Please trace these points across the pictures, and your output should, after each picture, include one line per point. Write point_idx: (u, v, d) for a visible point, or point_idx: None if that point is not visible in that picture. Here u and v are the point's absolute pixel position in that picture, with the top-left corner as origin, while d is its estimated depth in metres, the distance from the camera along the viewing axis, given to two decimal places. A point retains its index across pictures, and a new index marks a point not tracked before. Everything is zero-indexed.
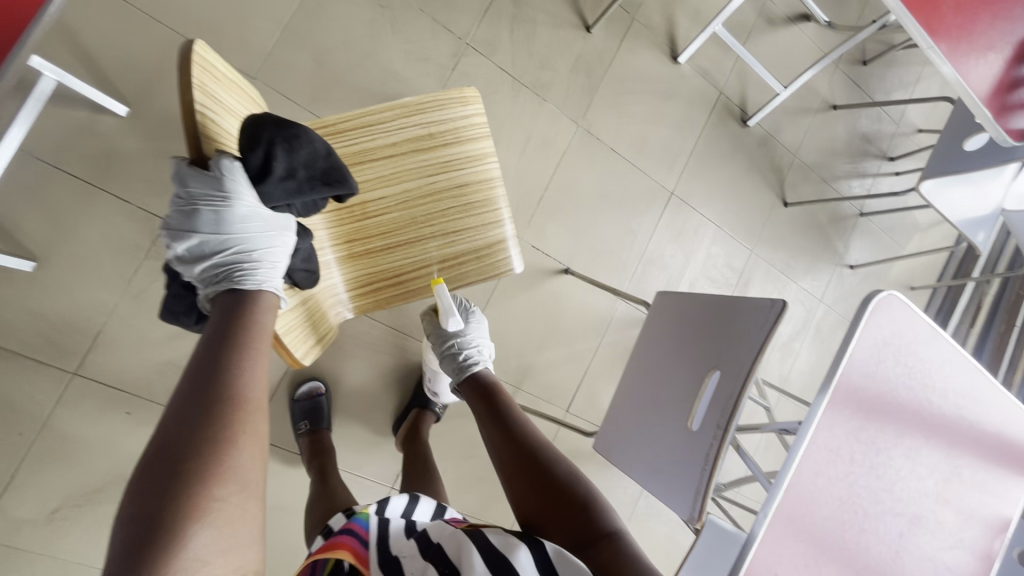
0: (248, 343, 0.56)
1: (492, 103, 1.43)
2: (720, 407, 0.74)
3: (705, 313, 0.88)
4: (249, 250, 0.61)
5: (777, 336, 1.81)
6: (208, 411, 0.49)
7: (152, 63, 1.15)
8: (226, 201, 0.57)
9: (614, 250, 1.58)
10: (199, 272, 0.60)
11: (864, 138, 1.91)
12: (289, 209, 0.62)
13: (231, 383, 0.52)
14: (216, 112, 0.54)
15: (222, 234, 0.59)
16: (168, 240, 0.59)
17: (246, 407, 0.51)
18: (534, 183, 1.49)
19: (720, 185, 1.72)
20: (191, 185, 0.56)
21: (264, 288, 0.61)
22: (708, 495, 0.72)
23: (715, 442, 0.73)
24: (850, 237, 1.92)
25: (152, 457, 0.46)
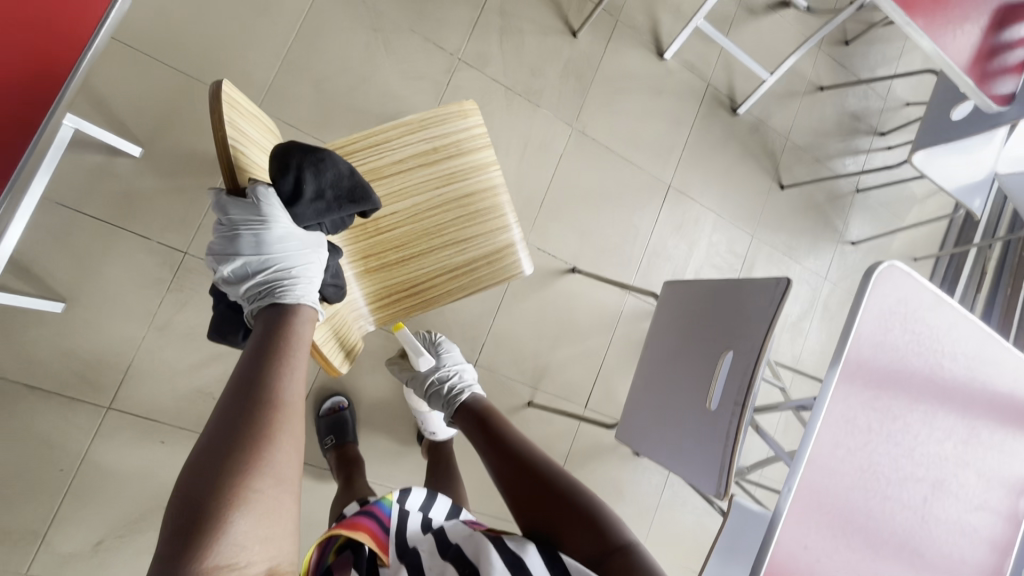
0: (287, 351, 0.60)
1: (487, 114, 1.47)
2: (737, 384, 0.77)
3: (713, 298, 0.91)
4: (287, 269, 0.64)
5: (785, 317, 1.83)
6: (252, 410, 0.53)
7: (160, 105, 1.20)
8: (263, 225, 0.60)
9: (618, 246, 1.61)
10: (244, 291, 0.64)
11: (854, 116, 1.94)
12: (320, 227, 0.66)
13: (271, 386, 0.55)
14: (242, 144, 0.57)
15: (262, 255, 0.62)
16: (214, 264, 0.63)
17: (284, 409, 0.54)
18: (534, 187, 1.52)
19: (716, 174, 1.75)
20: (231, 212, 0.60)
21: (303, 302, 0.65)
22: (732, 470, 0.74)
23: (734, 419, 0.76)
24: (849, 214, 1.94)
25: (199, 448, 0.50)
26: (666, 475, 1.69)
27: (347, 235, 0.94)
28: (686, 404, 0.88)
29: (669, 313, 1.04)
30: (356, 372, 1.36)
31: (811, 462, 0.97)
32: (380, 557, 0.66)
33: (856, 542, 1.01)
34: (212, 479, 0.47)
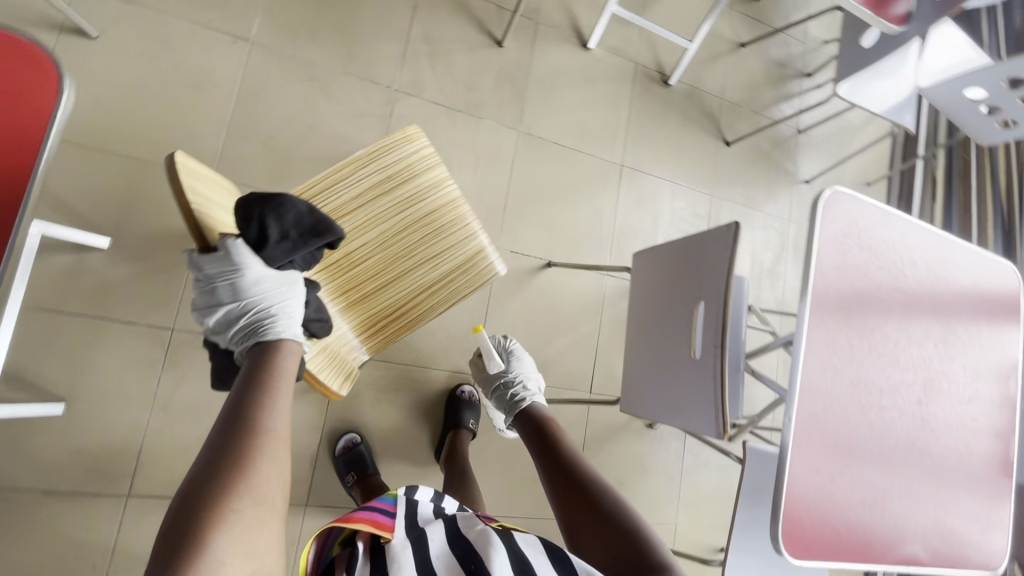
0: (273, 384, 0.63)
1: (434, 135, 1.52)
2: (713, 329, 0.82)
3: (677, 257, 0.96)
4: (266, 310, 0.68)
5: (760, 265, 1.90)
6: (237, 436, 0.56)
7: (119, 194, 1.23)
8: (237, 273, 0.65)
9: (586, 232, 1.67)
10: (231, 336, 0.68)
11: (779, 64, 2.03)
12: (292, 265, 0.71)
13: (256, 415, 0.59)
14: (206, 206, 0.62)
15: (241, 301, 0.67)
16: (200, 317, 0.67)
17: (267, 436, 0.57)
18: (495, 194, 1.58)
19: (663, 145, 1.82)
20: (205, 267, 0.65)
21: (286, 337, 0.68)
22: (726, 409, 0.79)
23: (718, 361, 0.80)
24: (797, 155, 2.03)
25: (188, 475, 0.53)
26: (683, 439, 1.73)
27: (324, 274, 0.99)
28: (674, 360, 0.93)
29: (643, 284, 1.09)
30: (362, 407, 1.39)
31: (806, 388, 1.02)
32: (384, 537, 0.69)
33: (862, 453, 1.06)
34: (198, 503, 0.50)
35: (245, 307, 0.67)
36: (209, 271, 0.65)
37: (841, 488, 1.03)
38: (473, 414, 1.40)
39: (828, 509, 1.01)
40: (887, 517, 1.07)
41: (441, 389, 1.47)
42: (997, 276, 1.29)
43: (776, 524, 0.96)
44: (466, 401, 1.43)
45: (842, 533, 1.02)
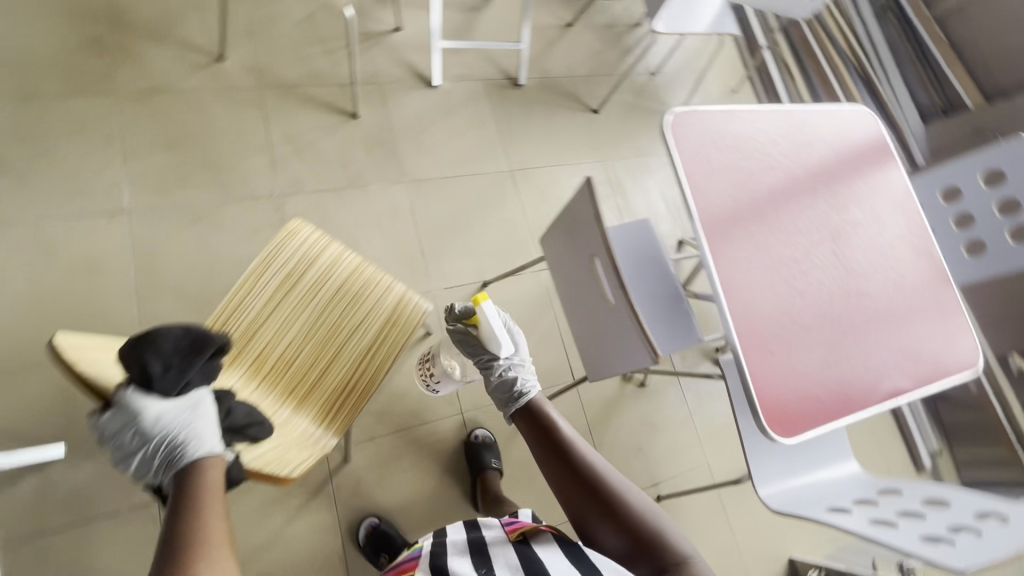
0: (202, 497, 0.67)
1: (330, 218, 1.59)
2: (612, 273, 0.89)
3: (566, 230, 1.04)
4: (178, 436, 0.72)
5: (672, 200, 2.01)
6: (177, 549, 0.60)
7: (58, 398, 1.25)
8: (139, 415, 0.72)
9: (505, 241, 1.75)
10: (155, 473, 0.72)
11: (608, 27, 2.20)
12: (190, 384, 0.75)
13: (194, 526, 0.63)
14: (83, 364, 0.70)
15: (153, 438, 0.72)
16: (126, 469, 0.73)
17: (206, 543, 0.61)
18: (408, 244, 1.65)
19: (540, 136, 1.93)
20: (112, 423, 0.72)
21: (203, 453, 0.72)
22: (649, 336, 0.84)
23: (627, 299, 0.87)
24: (660, 94, 2.17)
25: None
26: (677, 383, 1.79)
27: (265, 384, 1.02)
28: (601, 315, 0.99)
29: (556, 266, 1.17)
30: (369, 489, 1.40)
31: (726, 287, 1.10)
32: None
33: (802, 319, 1.13)
34: None
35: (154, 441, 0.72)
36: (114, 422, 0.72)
37: (797, 358, 1.09)
38: (493, 454, 1.47)
39: (798, 381, 1.07)
40: (853, 364, 1.14)
41: (436, 438, 1.50)
42: (857, 120, 1.40)
43: (757, 415, 1.02)
44: (482, 444, 1.49)
45: (818, 395, 1.08)
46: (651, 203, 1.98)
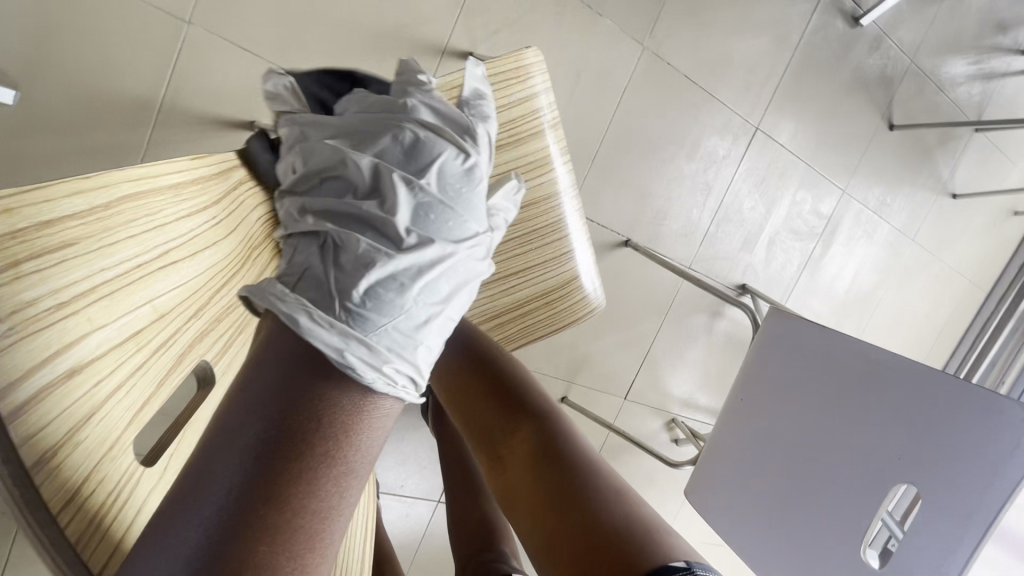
0: (290, 524, 0.31)
1: (528, 28, 1.01)
2: (325, 294, 0.34)
3: (866, 404, 0.67)
4: (385, 290, 0.35)
5: (858, 287, 1.58)
6: (271, 524, 0.30)
7: (26, 20, 0.75)
8: (419, 142, 0.40)
9: (683, 208, 1.27)
10: (360, 319, 0.34)
11: (997, 27, 1.50)
12: (330, 179, 0.39)
13: (308, 503, 0.31)
14: (32, 224, 0.26)
15: (363, 184, 0.38)
16: (321, 279, 0.34)
17: (297, 527, 0.31)
18: (589, 129, 1.12)
19: (818, 111, 1.34)
20: (335, 283, 0.34)
21: (387, 369, 0.34)
22: (370, 344, 0.33)
23: (381, 341, 0.34)
24: (958, 159, 1.60)
25: (217, 497, 0.29)
26: None
27: None
28: (836, 544, 0.66)
29: (773, 379, 0.76)
30: None
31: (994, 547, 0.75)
32: None
33: None
34: (248, 504, 0.30)
35: (383, 344, 0.34)
36: (42, 436, 0.25)
37: None
38: None
39: None
40: None
41: None
42: None
43: None
44: None
45: None
46: (840, 273, 1.53)
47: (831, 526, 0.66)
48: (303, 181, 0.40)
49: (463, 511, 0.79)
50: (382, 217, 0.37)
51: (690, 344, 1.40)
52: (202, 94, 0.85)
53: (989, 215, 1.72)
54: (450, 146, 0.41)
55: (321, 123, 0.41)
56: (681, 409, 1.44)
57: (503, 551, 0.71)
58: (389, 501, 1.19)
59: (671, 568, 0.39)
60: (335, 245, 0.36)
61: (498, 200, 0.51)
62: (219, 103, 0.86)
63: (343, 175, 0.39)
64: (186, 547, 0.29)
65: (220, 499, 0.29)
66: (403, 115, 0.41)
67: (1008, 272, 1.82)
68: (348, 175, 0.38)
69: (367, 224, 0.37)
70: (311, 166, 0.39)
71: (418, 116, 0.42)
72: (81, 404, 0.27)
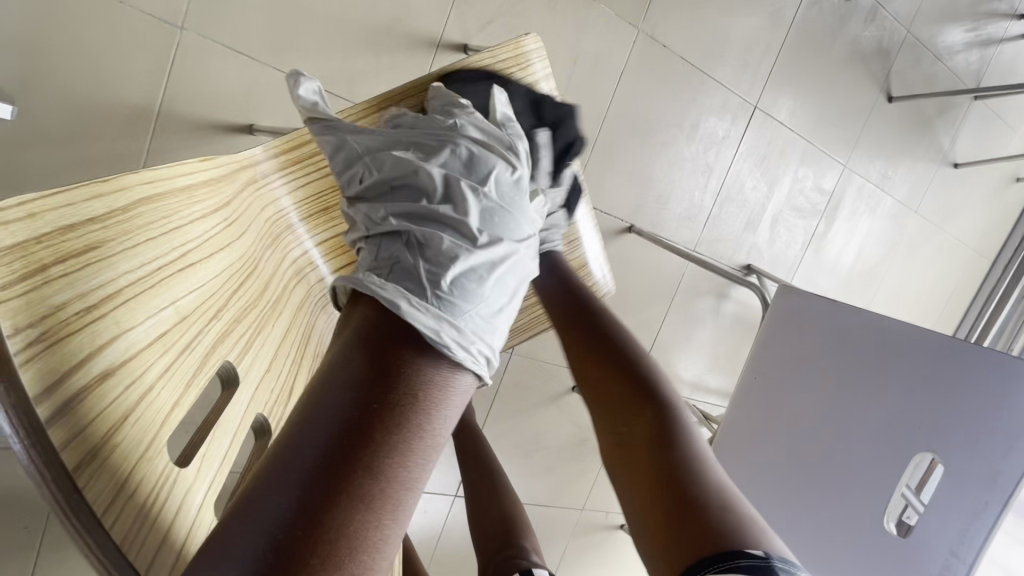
0: (380, 488, 0.29)
1: (522, 16, 1.01)
2: (411, 287, 0.35)
3: (888, 378, 0.67)
4: (469, 281, 0.37)
5: (863, 262, 1.58)
6: (358, 485, 0.29)
7: (19, 33, 0.74)
8: (480, 152, 0.43)
9: (685, 191, 1.26)
10: (451, 309, 0.36)
11: None
12: (401, 186, 0.40)
13: (394, 469, 0.30)
14: (58, 228, 0.27)
15: (435, 186, 0.40)
16: (409, 275, 0.36)
17: (385, 493, 0.29)
18: (587, 116, 1.11)
19: (816, 87, 1.33)
20: (425, 274, 0.36)
21: (476, 353, 0.35)
22: (462, 329, 0.35)
23: (470, 328, 0.36)
24: (959, 127, 1.59)
25: (306, 454, 0.29)
26: None
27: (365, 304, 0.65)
28: (868, 519, 0.65)
29: (780, 362, 0.75)
30: None
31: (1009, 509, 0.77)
32: None
33: None
34: (342, 461, 0.29)
35: (473, 332, 0.36)
36: (88, 434, 0.25)
37: None
38: None
39: None
40: None
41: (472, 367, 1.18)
42: None
43: None
44: None
45: None
46: (844, 248, 1.53)
47: (864, 502, 0.66)
48: (372, 189, 0.41)
49: (480, 504, 0.80)
50: (459, 214, 0.39)
51: (698, 327, 1.40)
52: (199, 100, 0.85)
53: (991, 183, 1.71)
54: (505, 156, 0.44)
55: (375, 139, 0.43)
56: (691, 392, 1.44)
57: (523, 547, 0.71)
58: None
59: (749, 555, 0.38)
60: (418, 242, 0.37)
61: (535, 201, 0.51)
62: (216, 108, 0.86)
63: (413, 182, 0.40)
64: (276, 520, 0.27)
65: (312, 469, 0.28)
66: (453, 134, 0.44)
67: (1011, 239, 1.81)
68: (419, 181, 0.40)
69: (442, 224, 0.39)
70: (383, 175, 0.40)
71: (467, 133, 0.45)
72: (122, 400, 0.28)
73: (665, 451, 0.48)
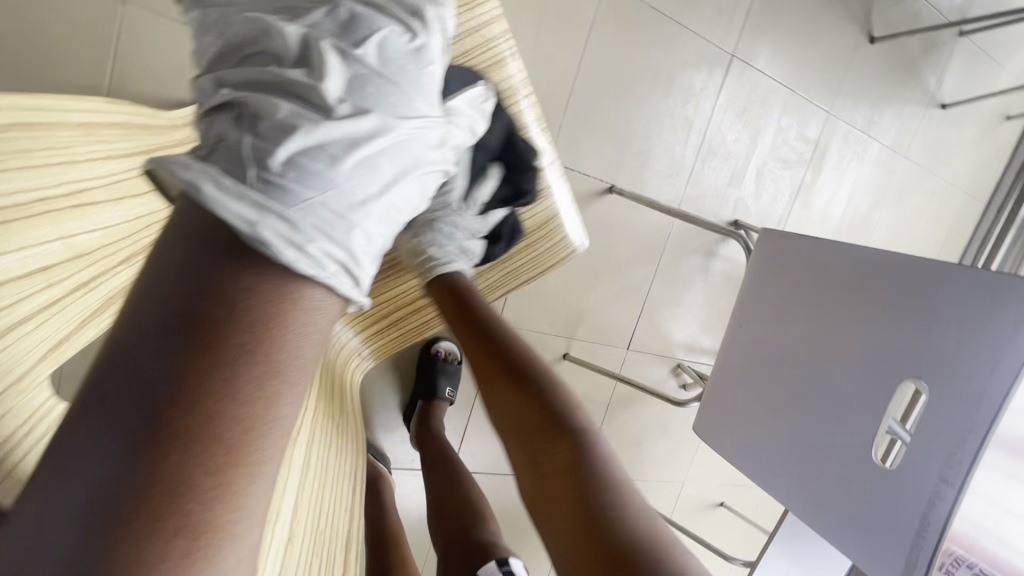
0: (212, 420, 0.27)
1: None
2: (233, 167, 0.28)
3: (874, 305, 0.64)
4: (313, 167, 0.29)
5: (854, 211, 1.55)
6: (185, 417, 0.26)
7: None
8: (362, 5, 0.33)
9: (665, 147, 1.23)
10: (280, 198, 0.28)
11: None
12: (246, 42, 0.32)
13: (229, 400, 0.27)
14: None
15: (287, 41, 0.31)
16: (231, 152, 0.28)
17: (219, 427, 0.27)
18: (558, 74, 1.08)
19: (794, 31, 1.29)
20: (247, 154, 0.28)
21: (312, 255, 0.29)
22: (296, 223, 0.28)
23: (312, 223, 0.29)
24: (945, 67, 1.55)
25: (120, 383, 0.26)
26: None
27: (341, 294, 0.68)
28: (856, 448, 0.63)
29: (770, 300, 0.75)
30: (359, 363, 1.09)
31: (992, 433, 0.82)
32: None
33: None
34: (157, 392, 0.26)
35: (313, 230, 0.29)
36: None
37: None
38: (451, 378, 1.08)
39: None
40: None
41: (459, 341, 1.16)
42: None
43: None
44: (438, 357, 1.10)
45: None
46: (833, 198, 1.50)
47: (853, 434, 0.64)
48: (220, 53, 0.32)
49: (443, 494, 0.86)
50: (309, 82, 0.30)
51: (688, 287, 1.38)
52: (148, 76, 0.81)
53: (981, 123, 1.68)
54: (399, 13, 0.34)
55: None
56: (685, 353, 1.43)
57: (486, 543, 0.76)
58: (402, 475, 1.19)
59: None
60: (251, 115, 0.29)
61: (459, 103, 0.48)
62: (167, 85, 0.83)
63: (261, 36, 0.31)
64: (97, 465, 0.26)
65: (129, 412, 0.26)
66: None
67: (1004, 180, 1.78)
68: (271, 42, 0.31)
69: (291, 92, 0.30)
70: (228, 37, 0.32)
71: None
72: None
73: (580, 481, 0.50)
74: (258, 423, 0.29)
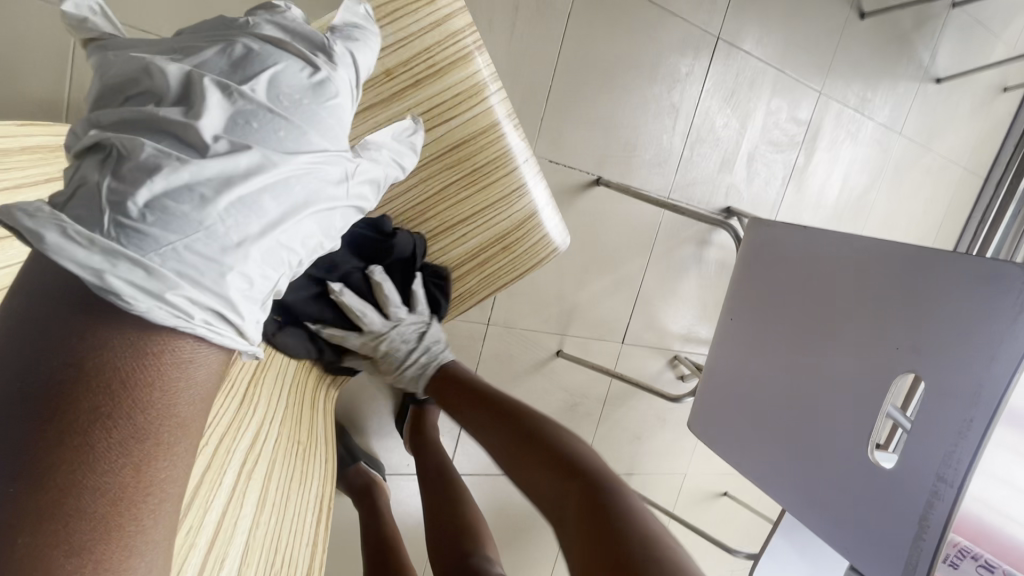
0: (82, 462, 0.27)
1: None
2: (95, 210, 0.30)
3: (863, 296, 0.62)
4: (177, 206, 0.32)
5: (850, 192, 1.52)
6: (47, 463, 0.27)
7: None
8: (246, 56, 0.38)
9: (651, 136, 1.20)
10: (136, 238, 0.30)
11: None
12: (134, 95, 0.36)
13: (96, 445, 0.28)
14: None
15: (170, 92, 0.35)
16: (91, 199, 0.31)
17: (84, 470, 0.27)
18: (536, 67, 1.04)
19: (780, 11, 1.25)
20: (108, 199, 0.30)
21: (171, 296, 0.30)
22: (158, 261, 0.30)
23: (175, 260, 0.31)
24: (938, 40, 1.50)
25: None
26: None
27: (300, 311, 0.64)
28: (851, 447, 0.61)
29: (757, 292, 0.73)
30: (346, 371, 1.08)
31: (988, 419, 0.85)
32: None
33: None
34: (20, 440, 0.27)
35: (177, 265, 0.31)
36: None
37: None
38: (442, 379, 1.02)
39: None
40: None
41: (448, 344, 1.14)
42: None
43: None
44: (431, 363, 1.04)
45: None
46: (828, 179, 1.47)
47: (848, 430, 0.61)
48: (103, 99, 0.37)
49: (437, 506, 0.85)
50: (184, 126, 0.34)
51: (682, 277, 1.36)
52: None
53: (978, 95, 1.64)
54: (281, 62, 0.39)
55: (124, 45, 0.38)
56: (682, 344, 1.41)
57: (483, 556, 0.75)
58: (398, 482, 1.17)
59: None
60: (119, 155, 0.32)
61: (377, 139, 0.49)
62: None
63: (147, 86, 0.36)
64: None
65: None
66: (236, 33, 0.40)
67: (1003, 153, 1.74)
68: (153, 87, 0.36)
69: (166, 132, 0.34)
70: (114, 92, 0.36)
71: (256, 32, 0.40)
72: None
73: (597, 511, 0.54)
74: (128, 480, 0.29)
